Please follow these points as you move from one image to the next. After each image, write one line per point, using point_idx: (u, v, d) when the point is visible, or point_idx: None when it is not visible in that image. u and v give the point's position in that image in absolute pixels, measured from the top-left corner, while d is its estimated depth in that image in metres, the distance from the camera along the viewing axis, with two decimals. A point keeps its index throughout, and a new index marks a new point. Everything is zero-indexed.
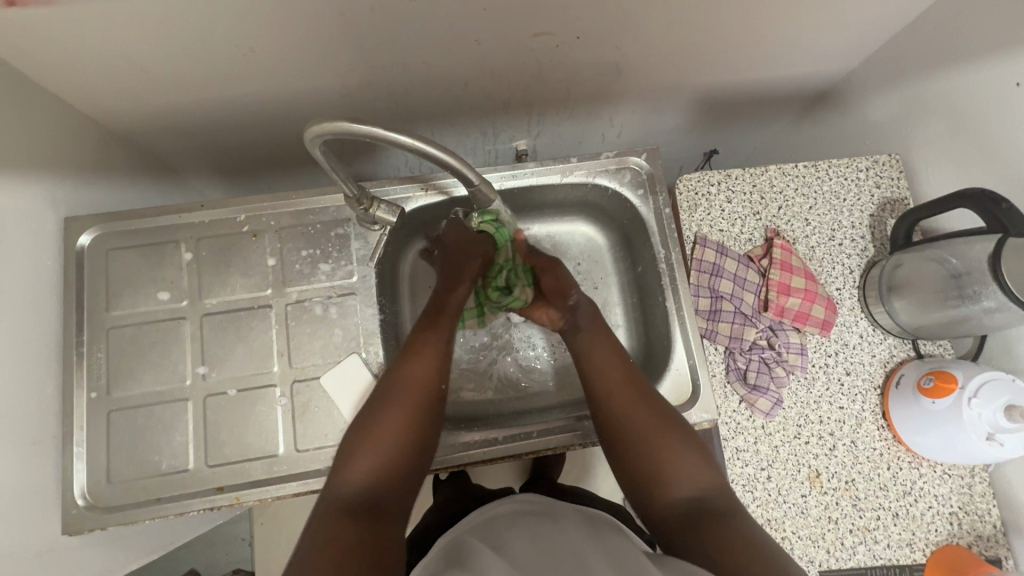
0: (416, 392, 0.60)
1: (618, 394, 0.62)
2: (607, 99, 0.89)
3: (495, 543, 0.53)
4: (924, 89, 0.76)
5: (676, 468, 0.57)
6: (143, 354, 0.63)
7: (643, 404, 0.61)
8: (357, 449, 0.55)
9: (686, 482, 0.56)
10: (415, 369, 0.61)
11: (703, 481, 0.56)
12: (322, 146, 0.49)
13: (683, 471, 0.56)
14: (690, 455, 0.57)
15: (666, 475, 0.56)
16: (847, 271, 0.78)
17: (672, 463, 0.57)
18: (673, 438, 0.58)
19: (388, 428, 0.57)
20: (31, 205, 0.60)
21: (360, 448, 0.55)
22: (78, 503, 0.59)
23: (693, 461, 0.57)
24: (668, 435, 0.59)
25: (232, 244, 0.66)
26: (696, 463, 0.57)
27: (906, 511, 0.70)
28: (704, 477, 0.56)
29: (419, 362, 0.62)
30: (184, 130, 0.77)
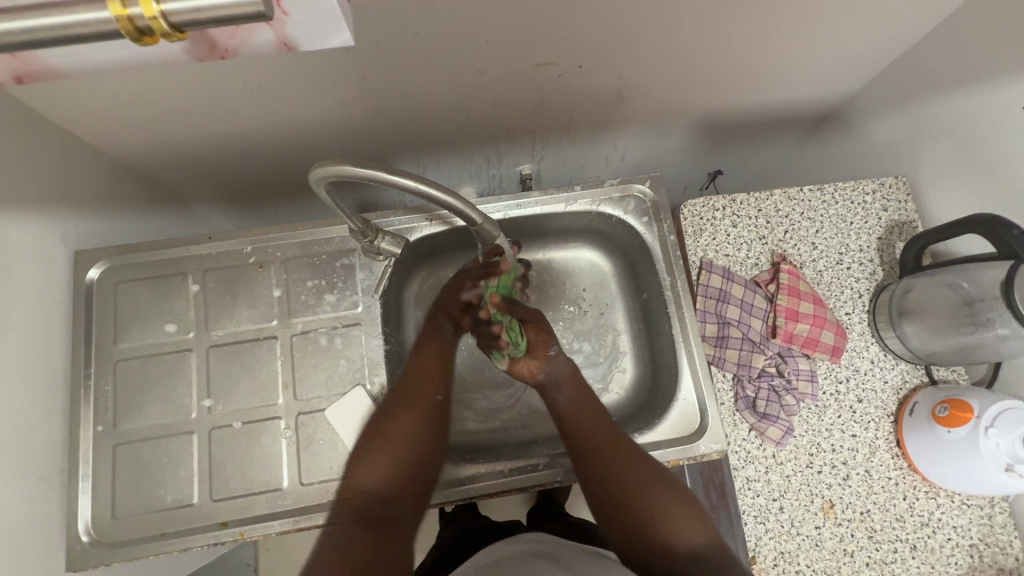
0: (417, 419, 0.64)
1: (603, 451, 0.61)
2: (610, 124, 0.89)
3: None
4: (929, 112, 0.76)
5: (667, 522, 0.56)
6: (149, 387, 0.64)
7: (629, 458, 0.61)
8: (364, 456, 0.60)
9: (679, 536, 0.55)
10: (421, 385, 0.66)
11: (694, 533, 0.56)
12: (327, 184, 0.49)
13: (675, 525, 0.56)
14: (676, 508, 0.57)
15: (660, 529, 0.56)
16: (856, 295, 0.77)
17: (664, 516, 0.57)
18: (662, 492, 0.58)
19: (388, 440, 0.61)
20: (41, 240, 0.61)
21: (365, 458, 0.60)
22: (83, 539, 0.58)
23: (681, 511, 0.57)
24: (655, 489, 0.58)
25: (238, 275, 0.67)
26: (684, 515, 0.57)
27: (924, 544, 0.68)
28: (695, 530, 0.56)
29: (421, 384, 0.66)
30: (193, 161, 0.78)
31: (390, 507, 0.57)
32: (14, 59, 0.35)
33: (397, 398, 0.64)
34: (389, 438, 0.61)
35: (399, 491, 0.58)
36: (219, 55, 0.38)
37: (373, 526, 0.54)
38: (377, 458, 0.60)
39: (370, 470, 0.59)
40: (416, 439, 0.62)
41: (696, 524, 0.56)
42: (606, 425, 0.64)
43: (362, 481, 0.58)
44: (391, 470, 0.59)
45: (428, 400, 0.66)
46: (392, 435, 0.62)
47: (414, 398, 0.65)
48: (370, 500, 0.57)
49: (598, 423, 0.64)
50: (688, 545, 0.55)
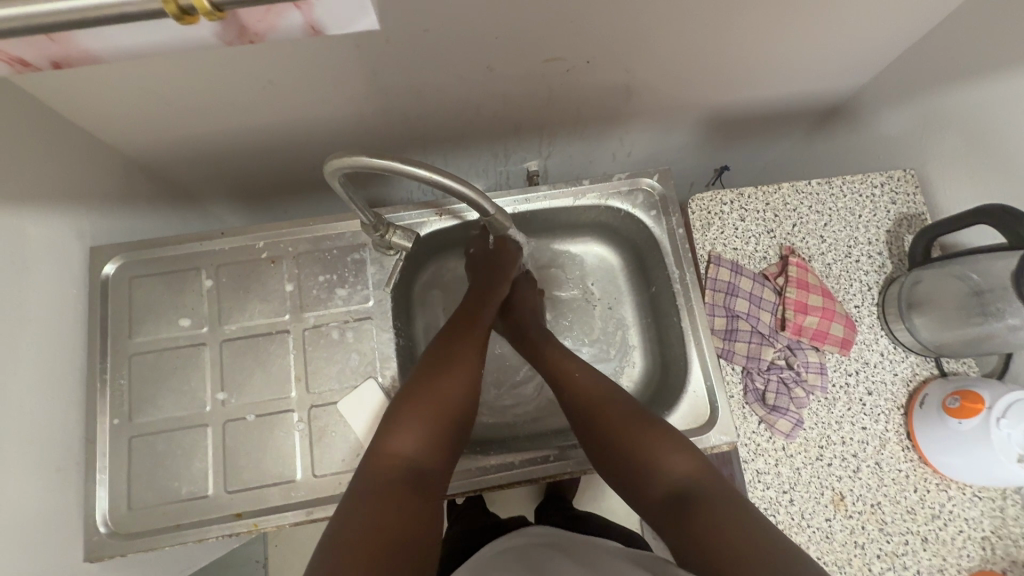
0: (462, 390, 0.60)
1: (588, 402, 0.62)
2: (618, 119, 0.90)
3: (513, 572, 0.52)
4: (937, 104, 0.76)
5: (650, 460, 0.55)
6: (164, 381, 0.64)
7: (614, 406, 0.60)
8: (402, 420, 0.55)
9: (663, 474, 0.54)
10: (464, 353, 0.63)
11: (678, 470, 0.53)
12: (341, 176, 0.49)
13: (656, 463, 0.54)
14: (659, 447, 0.56)
15: (642, 469, 0.55)
16: (865, 287, 0.77)
17: (648, 455, 0.55)
18: (644, 432, 0.57)
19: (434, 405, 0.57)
20: (58, 236, 0.62)
21: (403, 421, 0.55)
22: (100, 530, 0.59)
23: (666, 450, 0.55)
24: (638, 429, 0.57)
25: (251, 270, 0.68)
26: (667, 452, 0.55)
27: (935, 536, 0.68)
28: (680, 467, 0.54)
29: (465, 353, 0.63)
30: (205, 158, 0.79)
31: (425, 477, 0.53)
32: (49, 40, 0.31)
33: (440, 365, 0.60)
34: (428, 400, 0.57)
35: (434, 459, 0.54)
36: (247, 39, 0.35)
37: (408, 495, 0.50)
38: (421, 423, 0.55)
39: (410, 433, 0.54)
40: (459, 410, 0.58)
41: (682, 462, 0.54)
42: (596, 375, 0.65)
43: (399, 446, 0.53)
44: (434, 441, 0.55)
45: (469, 370, 0.61)
46: (434, 398, 0.57)
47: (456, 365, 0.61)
48: (408, 467, 0.52)
49: (588, 375, 0.65)
50: (670, 482, 0.53)
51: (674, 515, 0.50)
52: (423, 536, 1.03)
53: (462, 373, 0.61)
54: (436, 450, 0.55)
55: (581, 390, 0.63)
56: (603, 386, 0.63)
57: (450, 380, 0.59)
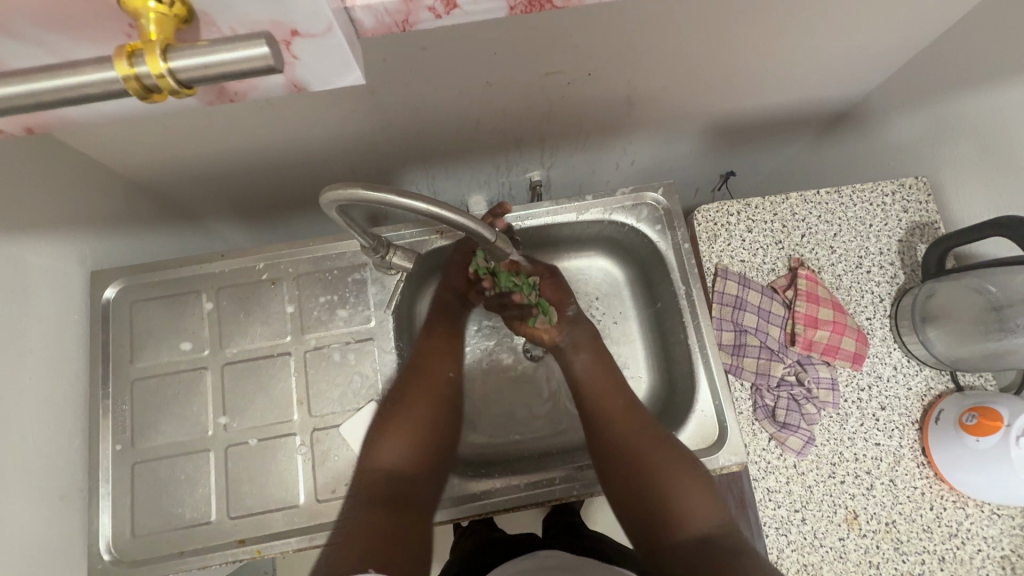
0: (436, 386, 0.72)
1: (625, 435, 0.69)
2: (621, 129, 0.88)
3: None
4: (948, 110, 0.74)
5: (681, 496, 0.64)
6: (166, 405, 0.64)
7: (650, 440, 0.67)
8: (378, 441, 0.64)
9: (688, 509, 0.63)
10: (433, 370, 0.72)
11: (707, 508, 0.62)
12: (337, 207, 0.49)
13: (687, 501, 0.63)
14: (688, 484, 0.63)
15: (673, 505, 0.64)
16: (877, 300, 0.75)
17: (678, 493, 0.64)
18: (677, 471, 0.64)
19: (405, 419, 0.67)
20: (58, 263, 0.62)
21: (381, 441, 0.64)
22: (104, 558, 0.59)
23: (696, 491, 0.63)
24: (672, 467, 0.64)
25: (251, 292, 0.67)
26: (701, 492, 0.63)
27: (953, 555, 0.67)
28: (705, 503, 0.63)
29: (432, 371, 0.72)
30: (205, 177, 0.78)
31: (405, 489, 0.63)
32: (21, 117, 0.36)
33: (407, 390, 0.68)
34: (404, 423, 0.67)
35: (412, 473, 0.65)
36: (227, 99, 0.38)
37: (388, 507, 0.60)
38: (396, 442, 0.65)
39: (389, 450, 0.65)
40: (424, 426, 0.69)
41: (706, 501, 0.63)
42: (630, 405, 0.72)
43: (380, 463, 0.63)
44: (409, 449, 0.66)
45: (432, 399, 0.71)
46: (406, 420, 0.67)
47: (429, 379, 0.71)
48: (388, 483, 0.63)
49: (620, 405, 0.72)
50: (700, 523, 0.62)
51: (704, 551, 0.59)
52: (430, 551, 1.02)
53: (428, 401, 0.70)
54: (412, 462, 0.65)
55: (619, 420, 0.70)
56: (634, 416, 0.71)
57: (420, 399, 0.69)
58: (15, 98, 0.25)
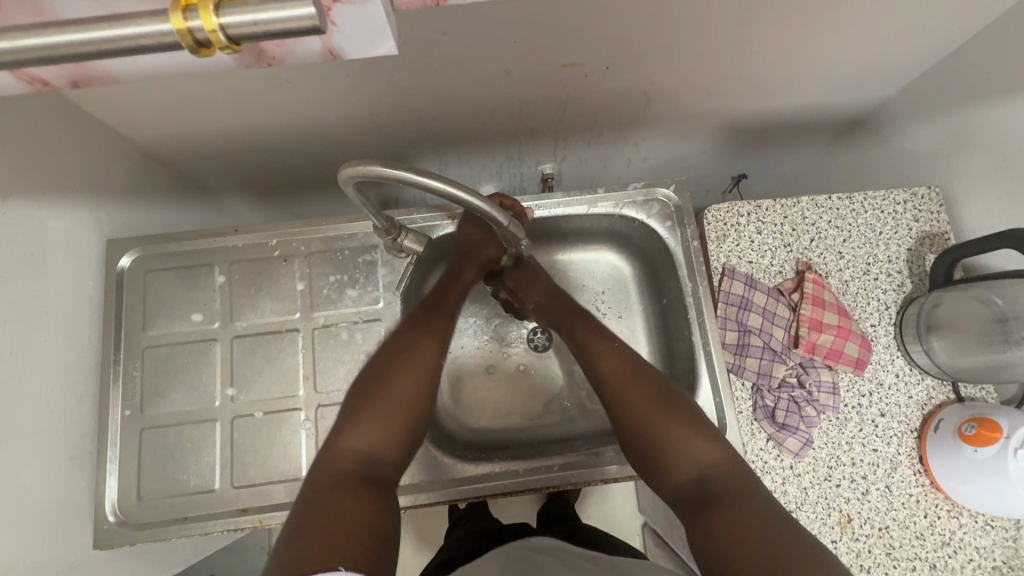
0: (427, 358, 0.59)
1: (615, 377, 0.61)
2: (635, 125, 0.88)
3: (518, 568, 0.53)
4: (965, 121, 0.74)
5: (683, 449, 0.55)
6: (175, 374, 0.65)
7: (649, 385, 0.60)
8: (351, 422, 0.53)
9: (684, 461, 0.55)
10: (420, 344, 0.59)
11: (708, 460, 0.54)
12: (355, 183, 0.49)
13: (690, 451, 0.55)
14: (686, 433, 0.56)
15: (675, 458, 0.55)
16: (882, 307, 0.75)
17: (677, 443, 0.55)
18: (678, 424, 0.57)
19: (386, 394, 0.55)
20: (75, 230, 0.63)
21: (358, 421, 0.53)
22: (109, 519, 0.60)
23: (696, 440, 0.56)
24: (658, 402, 0.58)
25: (263, 267, 0.68)
26: (700, 441, 0.55)
27: (944, 563, 0.67)
28: (711, 458, 0.54)
29: (421, 346, 0.59)
30: (221, 152, 0.79)
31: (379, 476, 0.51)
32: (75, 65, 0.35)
33: (391, 364, 0.57)
34: (381, 402, 0.54)
35: (389, 456, 0.53)
36: (265, 62, 0.38)
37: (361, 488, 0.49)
38: (370, 423, 0.53)
39: (362, 433, 0.53)
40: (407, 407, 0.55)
41: (707, 451, 0.55)
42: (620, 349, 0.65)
43: (352, 447, 0.52)
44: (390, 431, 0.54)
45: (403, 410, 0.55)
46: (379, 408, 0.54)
47: (414, 356, 0.58)
48: (359, 466, 0.51)
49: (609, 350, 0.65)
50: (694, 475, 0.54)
51: (699, 503, 0.52)
52: (426, 535, 1.04)
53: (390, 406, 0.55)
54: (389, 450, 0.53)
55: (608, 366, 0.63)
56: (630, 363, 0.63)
57: (399, 378, 0.56)
58: (40, 52, 0.26)
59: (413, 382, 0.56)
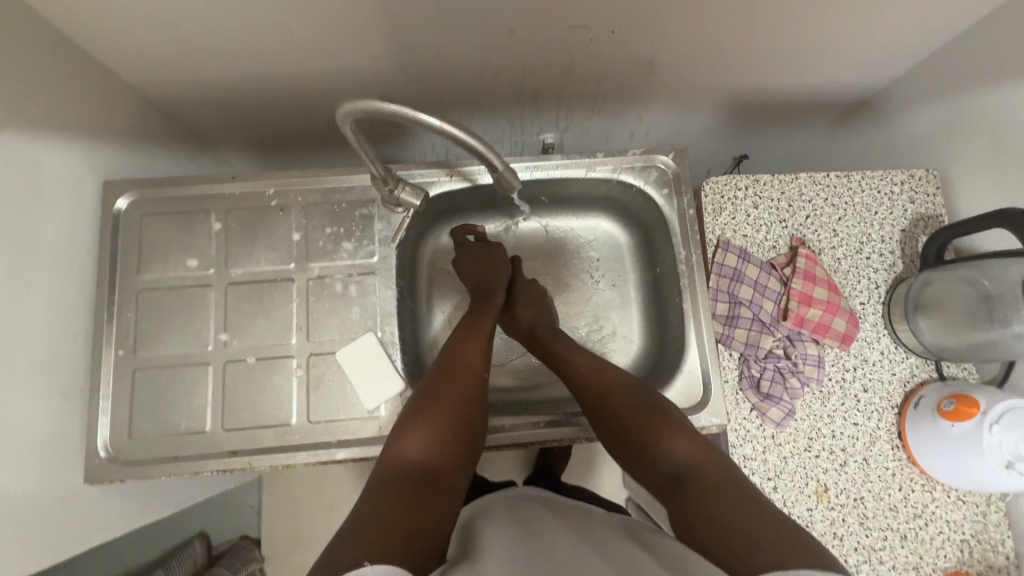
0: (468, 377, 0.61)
1: (597, 383, 0.64)
2: (638, 96, 0.88)
3: (512, 528, 0.54)
4: (967, 103, 0.74)
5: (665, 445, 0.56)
6: (168, 317, 0.66)
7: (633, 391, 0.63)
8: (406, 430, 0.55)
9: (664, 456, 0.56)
10: (466, 363, 0.63)
11: (687, 453, 0.54)
12: (354, 121, 0.51)
13: (670, 445, 0.55)
14: (671, 429, 0.57)
15: (657, 453, 0.56)
16: (873, 286, 0.76)
17: (659, 441, 0.56)
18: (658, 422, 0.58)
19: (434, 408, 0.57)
20: (72, 168, 0.63)
21: (409, 430, 0.55)
22: (100, 455, 0.61)
23: (680, 434, 0.56)
24: (640, 404, 0.61)
25: (259, 216, 0.68)
26: (682, 435, 0.56)
27: (915, 534, 0.69)
28: (689, 453, 0.54)
29: (468, 366, 0.63)
30: (220, 103, 0.79)
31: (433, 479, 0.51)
32: None
33: (438, 383, 0.60)
34: (432, 415, 0.56)
35: (444, 464, 0.53)
36: None
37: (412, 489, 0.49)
38: (422, 433, 0.55)
39: (417, 440, 0.54)
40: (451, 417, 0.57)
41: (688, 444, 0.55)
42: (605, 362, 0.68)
43: (406, 453, 0.53)
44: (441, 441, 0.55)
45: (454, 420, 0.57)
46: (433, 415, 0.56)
47: (460, 374, 0.61)
48: (412, 469, 0.51)
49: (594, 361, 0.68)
50: (674, 465, 0.54)
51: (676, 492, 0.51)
52: None
53: (447, 416, 0.57)
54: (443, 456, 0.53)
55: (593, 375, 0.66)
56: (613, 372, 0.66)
57: (449, 393, 0.59)
58: None
59: (459, 397, 0.59)
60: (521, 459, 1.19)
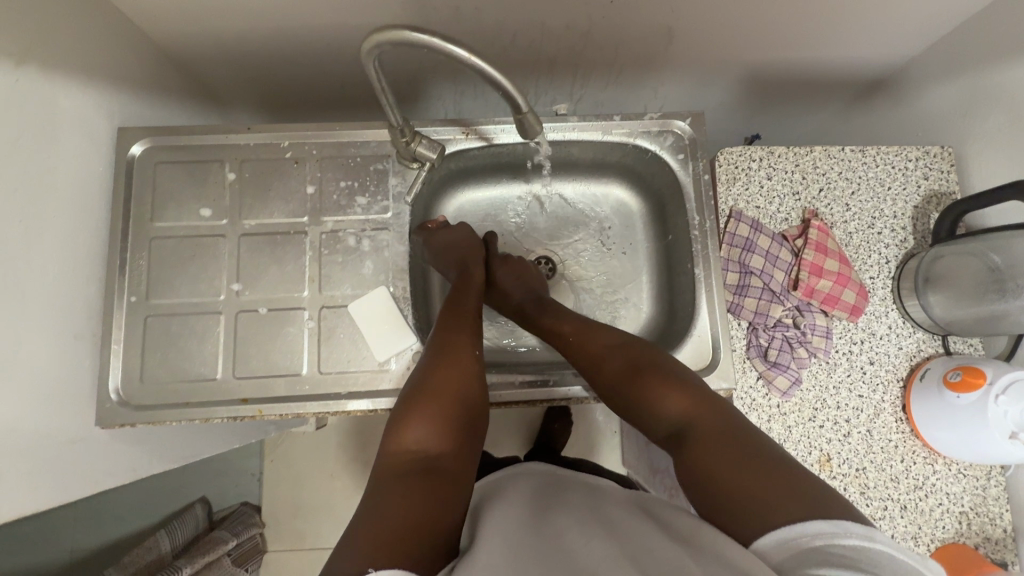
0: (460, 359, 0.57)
1: (584, 345, 0.63)
2: (655, 66, 0.87)
3: (514, 508, 0.52)
4: (986, 80, 0.73)
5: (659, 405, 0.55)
6: (181, 266, 0.66)
7: (619, 351, 0.61)
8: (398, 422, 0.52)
9: (662, 418, 0.55)
10: (455, 343, 0.59)
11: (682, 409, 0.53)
12: (376, 59, 0.52)
13: (665, 404, 0.54)
14: (660, 385, 0.56)
15: (653, 413, 0.55)
16: (883, 260, 0.76)
17: (650, 401, 0.55)
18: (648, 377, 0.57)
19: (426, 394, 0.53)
20: (88, 111, 0.62)
21: (402, 421, 0.52)
22: (112, 397, 0.61)
23: (670, 390, 0.55)
24: (626, 363, 0.59)
25: (274, 168, 0.68)
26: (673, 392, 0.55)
27: (915, 505, 0.70)
28: (681, 408, 0.53)
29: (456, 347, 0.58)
30: (235, 59, 0.78)
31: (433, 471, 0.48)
32: None
33: (429, 364, 0.57)
34: (424, 401, 0.53)
35: (442, 453, 0.50)
36: None
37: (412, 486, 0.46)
38: (416, 423, 0.51)
39: (412, 432, 0.51)
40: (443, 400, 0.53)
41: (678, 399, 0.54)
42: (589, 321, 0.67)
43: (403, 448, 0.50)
44: (436, 426, 0.51)
45: (451, 404, 0.53)
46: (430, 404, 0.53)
47: (450, 355, 0.57)
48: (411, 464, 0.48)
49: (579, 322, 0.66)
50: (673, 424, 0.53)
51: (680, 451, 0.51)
52: None
53: (445, 403, 0.53)
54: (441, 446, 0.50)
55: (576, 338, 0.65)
56: (599, 330, 0.65)
57: (438, 375, 0.55)
58: None
59: (448, 377, 0.55)
60: (523, 431, 1.20)
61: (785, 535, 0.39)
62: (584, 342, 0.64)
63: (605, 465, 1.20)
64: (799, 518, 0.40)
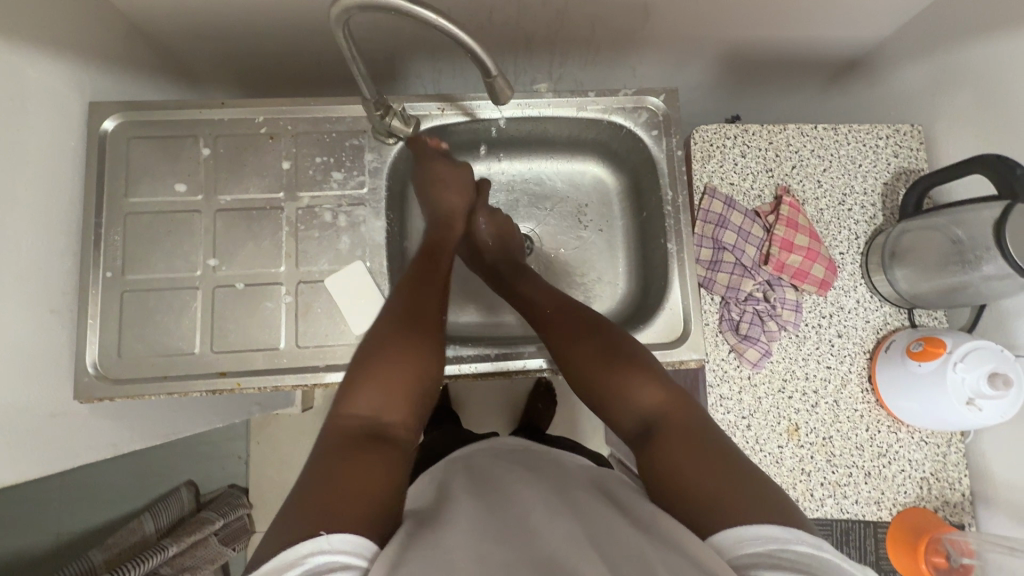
0: (415, 323, 0.56)
1: (558, 324, 0.64)
2: (632, 45, 0.88)
3: (475, 486, 0.53)
4: (954, 58, 0.75)
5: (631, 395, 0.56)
6: (157, 241, 0.66)
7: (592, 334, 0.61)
8: (350, 387, 0.51)
9: (633, 406, 0.55)
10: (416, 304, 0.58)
11: (654, 401, 0.54)
12: (347, 26, 0.52)
13: (637, 393, 0.55)
14: (633, 373, 0.57)
15: (623, 401, 0.56)
16: (853, 236, 0.78)
17: (623, 390, 0.56)
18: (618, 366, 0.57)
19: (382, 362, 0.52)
20: (57, 84, 0.62)
21: (356, 386, 0.51)
22: (89, 371, 0.62)
23: (644, 381, 0.56)
24: (599, 347, 0.60)
25: (249, 144, 0.68)
26: (644, 383, 0.56)
27: (879, 471, 0.73)
28: (655, 401, 0.54)
29: (422, 312, 0.58)
30: (209, 35, 0.78)
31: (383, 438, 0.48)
32: None
33: (386, 330, 0.55)
34: (378, 368, 0.52)
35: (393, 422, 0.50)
36: None
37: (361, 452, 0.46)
38: (369, 390, 0.51)
39: (365, 398, 0.50)
40: (400, 369, 0.52)
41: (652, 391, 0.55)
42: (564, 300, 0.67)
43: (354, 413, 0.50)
44: (392, 395, 0.51)
45: (408, 379, 0.52)
46: (387, 377, 0.51)
47: (412, 320, 0.56)
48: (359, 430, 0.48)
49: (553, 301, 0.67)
50: (642, 412, 0.55)
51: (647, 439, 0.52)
52: None
53: (404, 369, 0.52)
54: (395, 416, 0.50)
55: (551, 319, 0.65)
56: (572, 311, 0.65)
57: (397, 341, 0.54)
58: None
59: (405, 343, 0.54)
60: (507, 411, 1.22)
61: (740, 532, 0.40)
62: (558, 321, 0.64)
63: (587, 443, 1.23)
64: (755, 519, 0.41)
